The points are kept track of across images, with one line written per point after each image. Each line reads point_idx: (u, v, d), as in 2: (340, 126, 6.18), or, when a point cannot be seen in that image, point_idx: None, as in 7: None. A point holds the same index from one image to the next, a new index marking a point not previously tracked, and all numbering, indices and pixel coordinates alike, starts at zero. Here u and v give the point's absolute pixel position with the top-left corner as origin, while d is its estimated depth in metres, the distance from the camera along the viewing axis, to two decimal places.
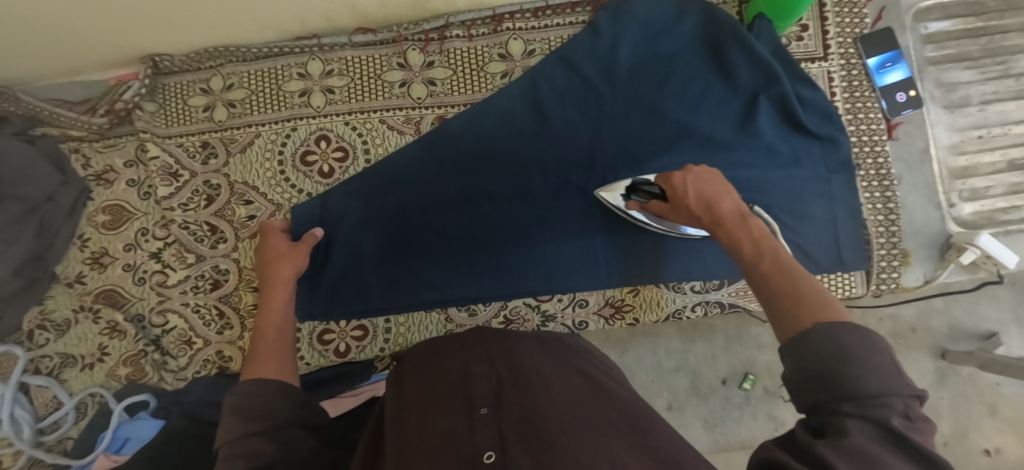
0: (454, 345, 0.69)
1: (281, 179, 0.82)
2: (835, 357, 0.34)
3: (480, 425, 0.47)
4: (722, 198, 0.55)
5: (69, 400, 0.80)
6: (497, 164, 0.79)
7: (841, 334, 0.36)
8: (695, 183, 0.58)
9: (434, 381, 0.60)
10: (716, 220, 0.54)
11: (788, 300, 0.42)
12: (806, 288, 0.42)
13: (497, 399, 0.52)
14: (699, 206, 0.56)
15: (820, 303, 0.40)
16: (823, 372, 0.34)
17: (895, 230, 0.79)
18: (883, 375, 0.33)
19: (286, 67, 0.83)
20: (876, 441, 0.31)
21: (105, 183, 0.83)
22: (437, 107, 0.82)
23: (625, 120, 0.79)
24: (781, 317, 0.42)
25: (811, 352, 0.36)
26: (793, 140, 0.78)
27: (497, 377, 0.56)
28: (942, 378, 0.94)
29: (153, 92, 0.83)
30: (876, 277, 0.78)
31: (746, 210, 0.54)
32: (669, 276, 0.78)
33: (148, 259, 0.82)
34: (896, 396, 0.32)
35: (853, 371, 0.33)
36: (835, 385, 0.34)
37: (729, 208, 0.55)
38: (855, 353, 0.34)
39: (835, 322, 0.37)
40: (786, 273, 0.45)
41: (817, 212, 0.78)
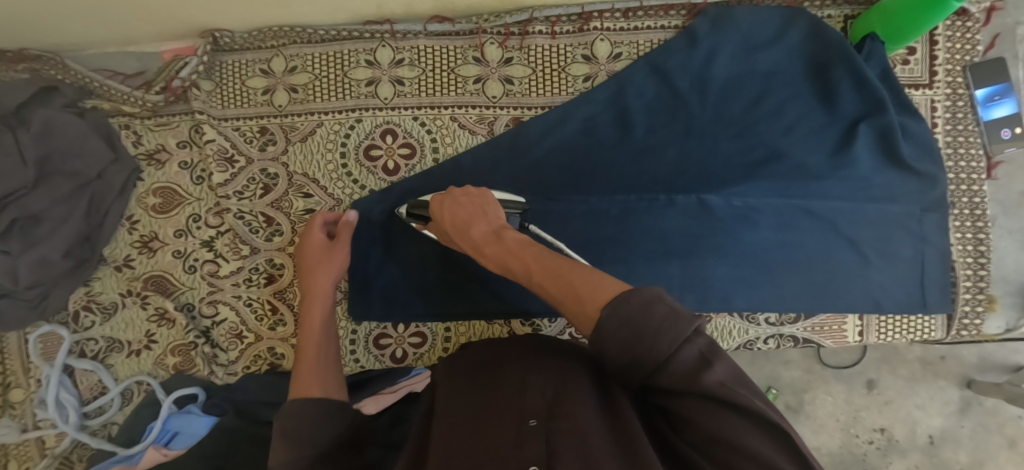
0: (514, 350, 0.61)
1: (343, 173, 0.77)
2: (632, 337, 0.34)
3: (529, 438, 0.42)
4: (472, 221, 0.58)
5: (115, 386, 0.78)
6: (573, 176, 0.75)
7: (621, 308, 0.35)
8: (450, 206, 0.61)
9: (488, 387, 0.53)
10: (475, 246, 0.57)
11: (571, 305, 0.41)
12: (577, 279, 0.42)
13: (552, 410, 0.46)
14: (458, 233, 0.59)
15: (590, 287, 0.39)
16: (633, 354, 0.35)
17: (984, 274, 0.75)
18: (662, 323, 0.33)
19: (354, 53, 0.77)
20: (703, 412, 0.32)
21: (157, 164, 0.80)
22: (513, 108, 0.77)
23: (713, 138, 0.75)
24: (578, 321, 0.40)
25: (608, 337, 0.35)
26: (890, 175, 0.74)
27: (552, 386, 0.50)
28: (965, 407, 0.93)
29: (210, 69, 0.78)
30: (958, 323, 0.76)
31: (497, 226, 0.57)
32: (744, 306, 0.75)
33: (200, 248, 0.79)
34: (685, 344, 0.33)
35: (648, 343, 0.33)
36: (645, 362, 0.34)
37: (482, 228, 0.57)
38: (643, 325, 0.34)
39: (612, 300, 0.36)
40: (555, 279, 0.44)
41: (905, 251, 0.75)
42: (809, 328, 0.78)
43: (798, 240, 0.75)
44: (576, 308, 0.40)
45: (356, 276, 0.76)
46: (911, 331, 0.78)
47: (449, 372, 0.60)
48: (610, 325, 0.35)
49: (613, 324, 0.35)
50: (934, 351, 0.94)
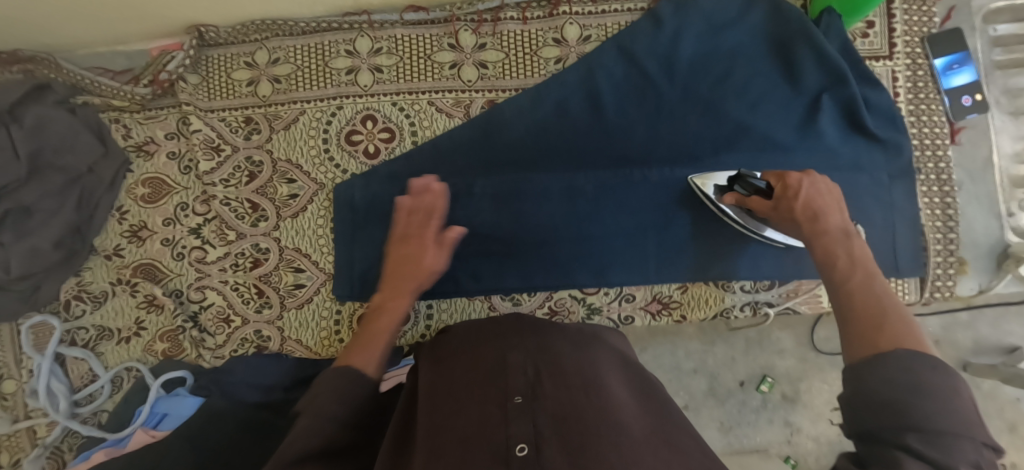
0: (495, 329, 0.62)
1: (325, 158, 0.80)
2: (908, 388, 0.32)
3: (514, 417, 0.43)
4: (832, 210, 0.53)
5: (105, 373, 0.80)
6: (549, 154, 0.78)
7: (914, 359, 0.34)
8: (811, 187, 0.56)
9: (469, 366, 0.53)
10: (817, 230, 0.52)
11: (873, 324, 0.39)
12: (894, 319, 0.39)
13: (534, 389, 0.46)
14: (804, 212, 0.54)
15: (906, 332, 0.37)
16: (886, 399, 0.32)
17: (954, 237, 0.76)
18: (960, 417, 0.31)
19: (334, 43, 0.80)
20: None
21: (145, 155, 0.82)
22: (488, 91, 0.80)
23: (681, 115, 0.78)
24: (857, 339, 0.39)
25: (882, 376, 0.33)
26: (855, 143, 0.77)
27: (534, 364, 0.50)
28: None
29: (197, 63, 0.81)
30: (931, 285, 0.77)
31: (853, 230, 0.51)
32: (717, 275, 0.76)
33: (187, 235, 0.81)
34: (963, 435, 0.30)
35: (925, 407, 0.31)
36: (894, 412, 0.31)
37: (836, 222, 0.52)
38: (933, 386, 0.32)
39: (919, 353, 0.34)
40: (878, 300, 0.42)
41: (876, 218, 0.76)
42: (784, 294, 0.77)
43: None
44: (868, 340, 0.38)
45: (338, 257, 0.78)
46: None
47: (435, 355, 0.60)
48: (894, 366, 0.34)
49: (894, 367, 0.34)
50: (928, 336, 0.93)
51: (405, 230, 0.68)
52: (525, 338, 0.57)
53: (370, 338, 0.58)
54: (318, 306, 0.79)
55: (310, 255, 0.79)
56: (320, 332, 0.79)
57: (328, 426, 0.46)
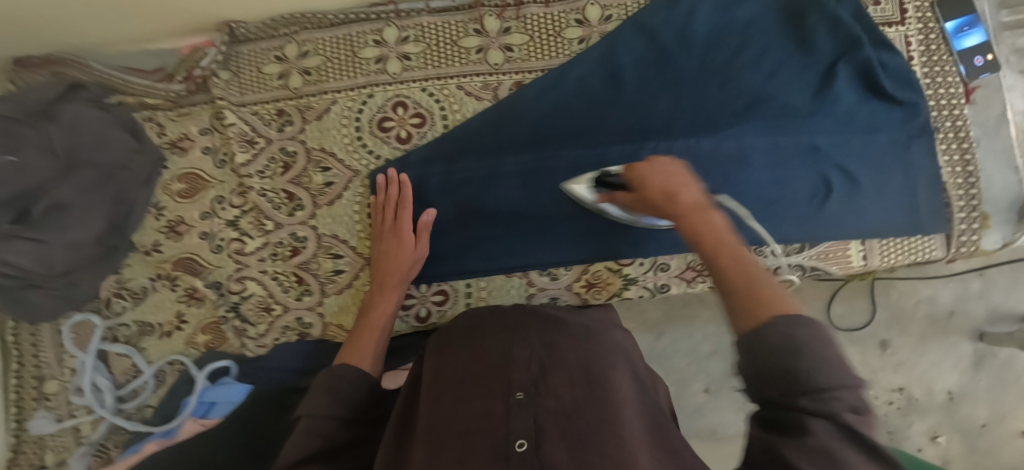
0: (505, 318, 0.59)
1: (358, 145, 0.81)
2: (790, 351, 0.33)
3: (516, 413, 0.42)
4: (684, 188, 0.51)
5: (148, 368, 0.80)
6: (576, 132, 0.79)
7: (798, 327, 0.33)
8: (660, 172, 0.54)
9: (475, 355, 0.52)
10: (675, 203, 0.50)
11: (746, 294, 0.38)
12: (767, 287, 0.38)
13: (538, 385, 0.45)
14: (660, 197, 0.52)
15: (775, 297, 0.37)
16: (779, 363, 0.33)
17: (975, 192, 0.79)
18: (837, 365, 0.32)
19: (361, 34, 0.82)
20: (828, 435, 0.30)
21: (180, 151, 0.83)
22: (515, 73, 0.81)
23: (703, 86, 0.79)
24: (733, 310, 0.39)
25: (766, 343, 0.34)
26: (873, 106, 0.78)
27: (540, 358, 0.48)
28: (982, 360, 1.14)
29: (228, 60, 0.83)
30: (956, 240, 0.79)
31: (709, 202, 0.49)
32: (747, 241, 0.77)
33: (225, 227, 0.82)
34: (844, 387, 0.31)
35: (804, 364, 0.32)
36: (788, 377, 0.32)
37: (690, 197, 0.50)
38: (815, 346, 0.32)
39: (790, 315, 0.35)
40: (740, 271, 0.41)
41: (896, 177, 0.78)
42: (815, 256, 0.79)
43: (792, 174, 0.78)
44: (749, 312, 0.37)
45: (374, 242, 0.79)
46: (911, 253, 0.80)
47: (441, 344, 0.59)
48: (774, 330, 0.34)
49: (778, 335, 0.33)
50: (942, 308, 1.15)
51: (380, 233, 0.75)
52: (533, 325, 0.56)
53: (362, 335, 0.65)
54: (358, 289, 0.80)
55: (348, 241, 0.80)
56: None
57: (328, 424, 0.50)
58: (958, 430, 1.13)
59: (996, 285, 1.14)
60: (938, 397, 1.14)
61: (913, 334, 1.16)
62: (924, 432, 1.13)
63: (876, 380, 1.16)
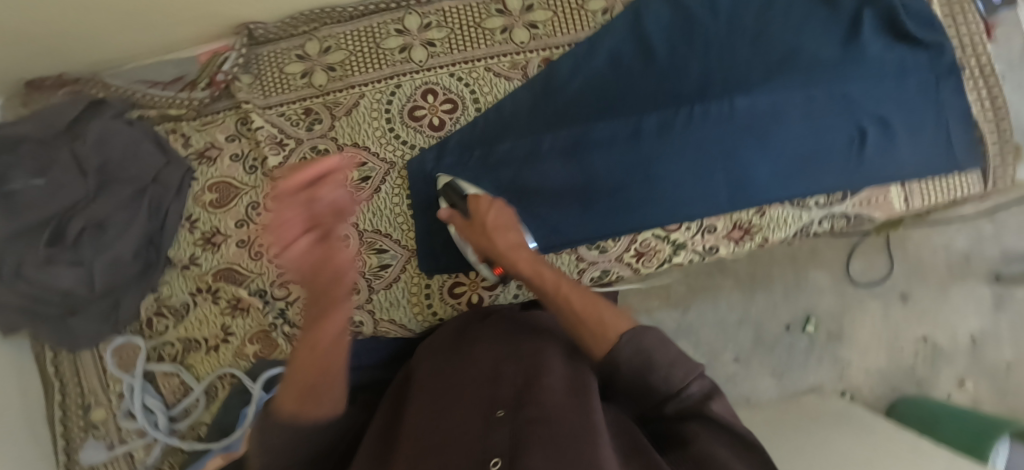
0: (496, 333, 0.58)
1: (391, 137, 0.80)
2: (645, 366, 0.44)
3: (495, 428, 0.38)
4: (507, 232, 0.65)
5: (198, 385, 0.79)
6: (609, 103, 0.78)
7: (643, 336, 0.46)
8: (495, 209, 0.67)
9: (461, 373, 0.50)
10: (506, 250, 0.63)
11: (582, 317, 0.52)
12: (604, 310, 0.52)
13: (522, 397, 0.42)
14: (489, 236, 0.65)
15: (600, 323, 0.50)
16: (641, 380, 0.45)
17: (1005, 123, 0.80)
18: (678, 358, 0.44)
19: (383, 24, 0.81)
20: (700, 434, 0.41)
21: (208, 161, 0.82)
22: (542, 50, 0.82)
23: (731, 45, 0.79)
24: (588, 337, 0.50)
25: (625, 362, 0.45)
26: (900, 50, 0.79)
27: (525, 370, 0.46)
28: (1001, 303, 1.17)
29: (249, 63, 0.82)
30: (991, 174, 0.80)
31: (523, 241, 0.65)
32: (789, 195, 0.78)
33: (263, 233, 0.80)
34: (691, 381, 0.43)
35: (661, 372, 0.44)
36: (654, 388, 0.44)
37: (511, 238, 0.65)
38: (657, 354, 0.44)
39: (637, 328, 0.47)
40: (579, 297, 0.54)
41: (929, 118, 0.78)
42: (858, 203, 0.80)
43: (830, 124, 0.77)
44: (592, 331, 0.50)
45: (420, 231, 0.78)
46: (951, 192, 0.82)
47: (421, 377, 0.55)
48: (629, 347, 0.45)
49: (630, 350, 0.45)
50: (958, 254, 1.19)
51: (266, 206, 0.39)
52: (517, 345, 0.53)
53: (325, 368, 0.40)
54: (407, 282, 0.79)
55: (391, 234, 0.79)
56: (412, 307, 0.78)
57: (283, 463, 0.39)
58: (984, 373, 1.15)
59: (1006, 230, 1.18)
60: (962, 342, 1.16)
61: (932, 283, 1.19)
62: (952, 378, 1.15)
63: (901, 332, 1.18)
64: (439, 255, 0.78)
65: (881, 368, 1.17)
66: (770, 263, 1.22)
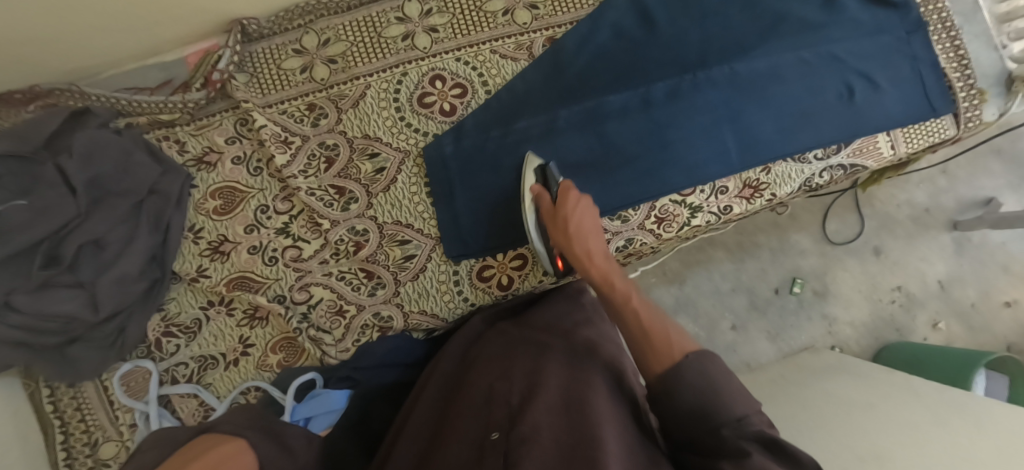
0: (497, 346, 0.64)
1: (402, 126, 0.78)
2: (707, 387, 0.45)
3: (490, 453, 0.45)
4: (592, 234, 0.66)
5: (220, 404, 0.74)
6: (617, 76, 0.81)
7: (707, 363, 0.47)
8: (584, 208, 0.67)
9: (465, 395, 0.57)
10: (585, 250, 0.65)
11: (657, 331, 0.53)
12: (672, 329, 0.53)
13: (514, 419, 0.48)
14: (575, 231, 0.65)
15: (671, 339, 0.52)
16: (700, 401, 0.45)
17: (970, 71, 0.87)
18: (740, 390, 0.45)
19: (383, 13, 0.80)
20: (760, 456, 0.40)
21: (208, 166, 0.77)
22: (545, 29, 0.83)
23: (724, 13, 0.83)
24: (655, 351, 0.52)
25: (689, 380, 0.46)
26: (872, 11, 0.86)
27: (520, 390, 0.53)
28: (961, 247, 1.25)
29: (243, 62, 0.78)
30: (964, 117, 0.87)
31: (605, 251, 0.66)
32: (794, 151, 0.82)
33: (275, 237, 0.77)
34: (752, 413, 0.43)
35: (726, 398, 0.44)
36: (713, 409, 0.44)
37: (596, 243, 0.65)
38: (721, 382, 0.46)
39: (703, 353, 0.49)
40: (647, 313, 0.56)
41: (904, 70, 0.85)
42: (853, 153, 0.84)
43: (819, 82, 0.82)
44: (660, 354, 0.51)
45: (444, 218, 0.77)
46: (931, 135, 0.87)
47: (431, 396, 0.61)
48: (693, 372, 0.47)
49: (693, 372, 0.47)
50: (920, 207, 1.27)
51: None
52: (509, 361, 0.60)
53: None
54: (434, 272, 0.77)
55: (413, 224, 0.77)
56: (441, 296, 0.77)
57: None
58: (954, 313, 1.23)
59: (959, 179, 1.27)
60: (931, 286, 1.25)
61: (901, 235, 1.27)
62: (927, 322, 1.23)
63: (879, 283, 1.26)
64: (465, 241, 0.76)
65: (864, 320, 1.25)
66: (756, 231, 1.28)
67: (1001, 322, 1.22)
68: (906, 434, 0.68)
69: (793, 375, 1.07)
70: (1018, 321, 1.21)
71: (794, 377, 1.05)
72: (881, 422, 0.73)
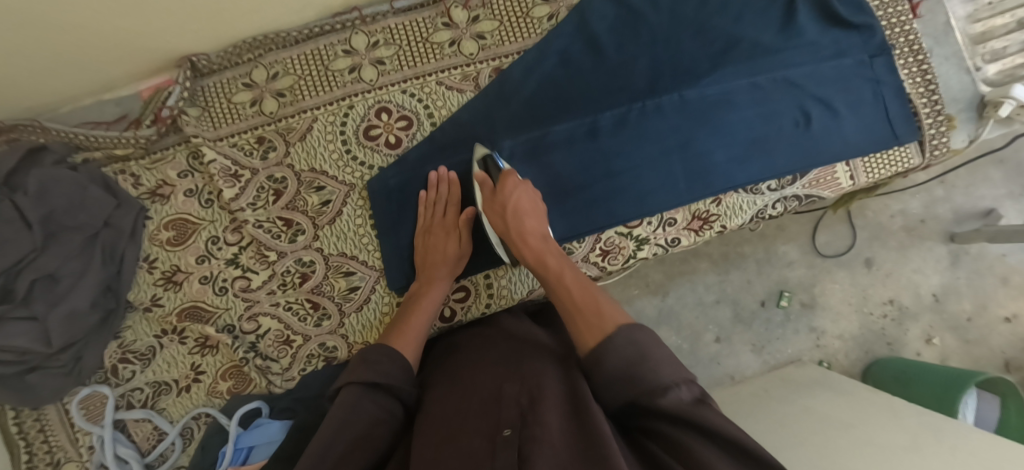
0: (499, 353, 0.60)
1: (348, 159, 0.79)
2: (637, 358, 0.45)
3: (502, 449, 0.38)
4: (531, 217, 0.68)
5: (172, 428, 0.77)
6: (563, 108, 0.80)
7: (635, 333, 0.48)
8: (521, 191, 0.69)
9: (466, 398, 0.50)
10: (520, 234, 0.66)
11: (586, 306, 0.55)
12: (605, 304, 0.54)
13: (527, 418, 0.43)
14: (513, 215, 0.67)
15: (599, 311, 0.53)
16: (632, 371, 0.44)
17: (937, 98, 0.83)
18: (671, 362, 0.44)
19: (330, 46, 0.81)
20: (702, 443, 0.38)
21: (162, 198, 0.80)
22: (491, 59, 0.82)
23: (677, 42, 0.81)
24: (584, 325, 0.53)
25: (617, 353, 0.46)
26: (833, 34, 0.83)
27: (532, 391, 0.47)
28: (957, 258, 1.20)
29: (194, 95, 0.80)
30: (929, 144, 0.83)
31: (546, 231, 0.68)
32: (747, 181, 0.79)
33: (226, 267, 0.79)
34: (680, 384, 0.42)
35: (650, 368, 0.43)
36: (641, 379, 0.43)
37: (533, 225, 0.67)
38: (649, 350, 0.45)
39: (631, 324, 0.49)
40: (585, 289, 0.57)
41: (866, 96, 0.82)
42: (808, 184, 0.82)
43: (773, 110, 0.80)
44: (592, 324, 0.52)
45: (389, 249, 0.78)
46: (892, 165, 0.85)
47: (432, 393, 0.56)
48: (621, 344, 0.47)
49: (623, 342, 0.47)
50: (914, 218, 1.22)
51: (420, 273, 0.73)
52: (516, 366, 0.54)
53: (411, 323, 0.65)
54: (378, 302, 0.78)
55: (357, 256, 0.79)
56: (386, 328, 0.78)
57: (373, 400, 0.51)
58: (949, 326, 1.19)
59: (957, 189, 1.21)
60: (925, 299, 1.20)
61: (894, 246, 1.22)
62: (920, 335, 1.19)
63: (870, 295, 1.21)
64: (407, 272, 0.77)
65: (853, 333, 1.21)
66: (742, 242, 1.23)
67: (996, 335, 1.18)
68: (878, 458, 0.64)
69: (776, 389, 1.04)
70: (1017, 336, 1.18)
71: (776, 393, 1.01)
72: (863, 444, 0.70)
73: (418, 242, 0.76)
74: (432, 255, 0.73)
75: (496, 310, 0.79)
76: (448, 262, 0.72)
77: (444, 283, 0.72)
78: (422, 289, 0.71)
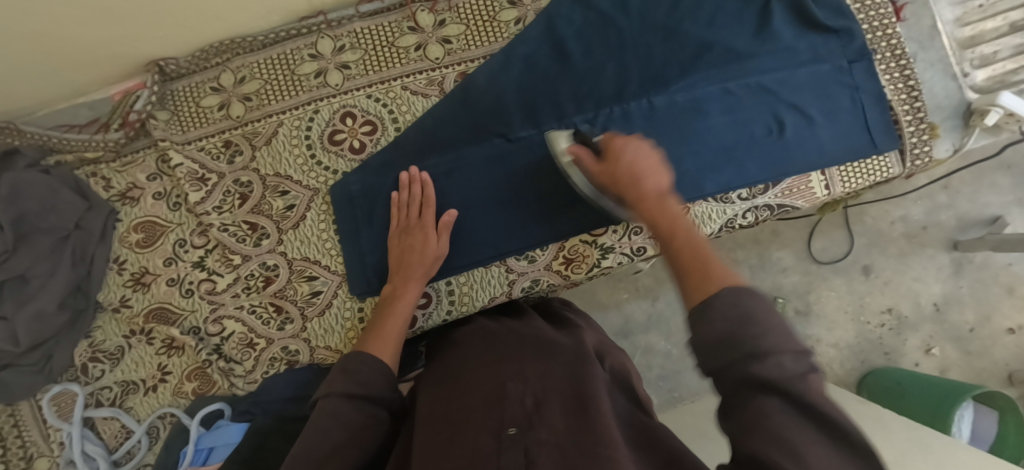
0: (508, 345, 0.57)
1: (313, 163, 0.79)
2: (742, 319, 0.33)
3: (507, 449, 0.36)
4: (646, 173, 0.55)
5: (138, 427, 0.79)
6: (529, 112, 0.79)
7: (742, 295, 0.35)
8: (630, 146, 0.57)
9: (469, 390, 0.47)
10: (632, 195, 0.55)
11: (698, 266, 0.42)
12: (715, 264, 0.42)
13: (533, 419, 0.40)
14: (626, 173, 0.55)
15: (712, 271, 0.40)
16: (726, 334, 0.33)
17: (920, 105, 0.80)
18: (783, 330, 0.32)
19: (296, 50, 0.81)
20: (788, 420, 0.29)
21: (131, 201, 0.81)
22: (458, 64, 0.82)
23: (646, 46, 0.79)
24: (689, 287, 0.41)
25: (719, 310, 0.35)
26: (811, 39, 0.80)
27: (537, 390, 0.44)
28: (959, 267, 1.15)
29: (163, 99, 0.81)
30: (910, 154, 0.80)
31: (666, 190, 0.54)
32: (716, 189, 0.78)
33: (192, 269, 0.80)
34: (790, 353, 0.31)
35: (756, 331, 0.32)
36: (742, 341, 0.32)
37: (653, 183, 0.54)
38: (758, 314, 0.33)
39: (740, 286, 0.36)
40: (698, 248, 0.45)
41: (843, 101, 0.79)
42: (780, 193, 0.80)
43: (745, 117, 0.78)
44: (699, 280, 0.40)
45: (350, 255, 0.77)
46: (871, 174, 0.81)
47: (433, 386, 0.53)
48: (725, 306, 0.35)
49: (725, 303, 0.35)
50: (915, 224, 1.17)
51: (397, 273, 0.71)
52: (522, 360, 0.51)
53: (387, 326, 0.63)
54: (339, 309, 0.78)
55: (320, 261, 0.78)
56: (347, 333, 0.78)
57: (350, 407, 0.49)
58: (949, 337, 1.15)
59: (961, 195, 1.16)
60: (925, 309, 1.16)
61: (894, 253, 1.17)
62: (919, 346, 1.15)
63: (867, 303, 1.17)
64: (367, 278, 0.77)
65: (849, 341, 1.17)
66: (734, 247, 1.19)
67: (999, 346, 1.14)
68: None
69: None
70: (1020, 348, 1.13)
71: None
72: None
73: (392, 244, 0.74)
74: (409, 255, 0.71)
75: (458, 317, 0.79)
76: (425, 262, 0.71)
77: (419, 283, 0.71)
78: (399, 290, 0.69)
